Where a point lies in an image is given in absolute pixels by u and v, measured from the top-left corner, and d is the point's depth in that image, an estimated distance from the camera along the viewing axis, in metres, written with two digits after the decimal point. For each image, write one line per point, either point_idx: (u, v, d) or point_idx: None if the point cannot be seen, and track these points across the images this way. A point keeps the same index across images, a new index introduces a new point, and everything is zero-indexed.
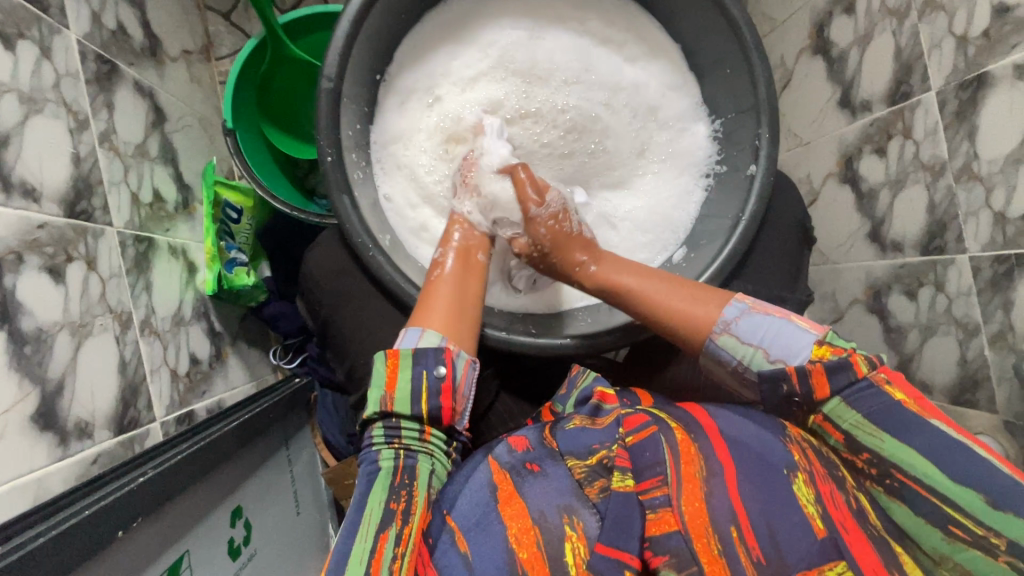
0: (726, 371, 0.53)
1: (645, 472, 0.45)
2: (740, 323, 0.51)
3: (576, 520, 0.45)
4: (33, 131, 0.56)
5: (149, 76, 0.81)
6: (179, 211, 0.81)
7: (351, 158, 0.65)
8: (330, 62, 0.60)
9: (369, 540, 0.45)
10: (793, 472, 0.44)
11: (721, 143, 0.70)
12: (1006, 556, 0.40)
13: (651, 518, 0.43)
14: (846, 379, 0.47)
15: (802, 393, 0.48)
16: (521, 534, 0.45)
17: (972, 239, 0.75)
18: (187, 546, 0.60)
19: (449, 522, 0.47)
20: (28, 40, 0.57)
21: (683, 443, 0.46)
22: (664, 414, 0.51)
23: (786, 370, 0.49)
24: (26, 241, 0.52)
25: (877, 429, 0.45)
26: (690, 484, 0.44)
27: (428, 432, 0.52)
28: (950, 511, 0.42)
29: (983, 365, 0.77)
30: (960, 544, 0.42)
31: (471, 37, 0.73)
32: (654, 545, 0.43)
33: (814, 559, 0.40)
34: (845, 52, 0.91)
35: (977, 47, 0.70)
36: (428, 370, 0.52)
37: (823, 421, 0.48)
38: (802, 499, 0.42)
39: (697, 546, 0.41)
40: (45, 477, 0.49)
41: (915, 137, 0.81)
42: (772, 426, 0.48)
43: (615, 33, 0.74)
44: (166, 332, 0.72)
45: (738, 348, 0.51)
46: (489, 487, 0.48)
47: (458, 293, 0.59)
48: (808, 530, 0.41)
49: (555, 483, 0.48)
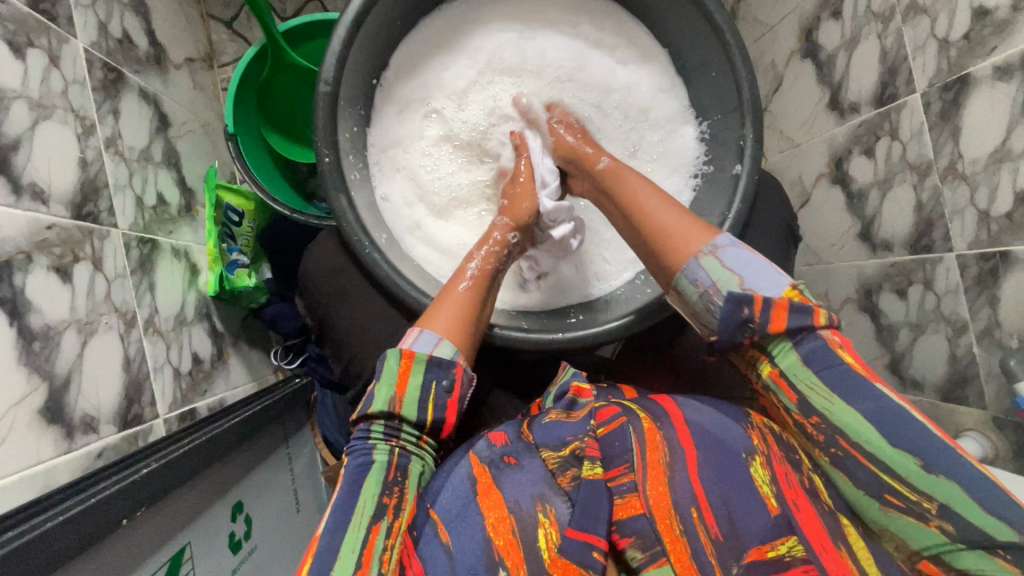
0: (693, 295, 0.51)
1: (615, 460, 0.49)
2: (727, 251, 0.51)
3: (549, 507, 0.48)
4: (41, 136, 0.58)
5: (154, 83, 0.83)
6: (182, 214, 0.83)
7: (348, 160, 0.67)
8: (326, 67, 0.62)
9: (362, 530, 0.46)
10: (751, 457, 0.47)
11: (708, 144, 0.72)
12: (937, 520, 0.41)
13: (619, 503, 0.47)
14: (802, 322, 0.47)
15: (760, 322, 0.47)
16: (497, 522, 0.47)
17: (958, 237, 0.76)
18: (189, 538, 0.61)
19: (432, 514, 0.49)
20: (38, 49, 0.60)
21: (649, 432, 0.50)
22: (635, 406, 0.54)
23: (752, 297, 0.48)
24: (35, 241, 0.54)
25: (826, 390, 0.45)
26: (654, 470, 0.47)
27: (425, 438, 0.54)
28: (887, 479, 0.43)
29: (972, 361, 0.78)
30: (895, 512, 0.43)
31: (462, 45, 0.75)
32: (621, 528, 0.46)
33: (767, 535, 0.43)
34: (833, 55, 0.93)
35: (958, 50, 0.72)
36: (438, 382, 0.54)
37: (776, 376, 0.48)
38: (758, 480, 0.45)
39: (660, 527, 0.45)
40: (52, 468, 0.51)
41: (902, 138, 0.82)
42: (734, 413, 0.52)
43: (606, 36, 0.76)
44: (169, 331, 0.74)
45: (716, 273, 0.50)
46: (469, 480, 0.50)
47: (477, 305, 0.60)
48: (762, 509, 0.44)
49: (530, 474, 0.50)
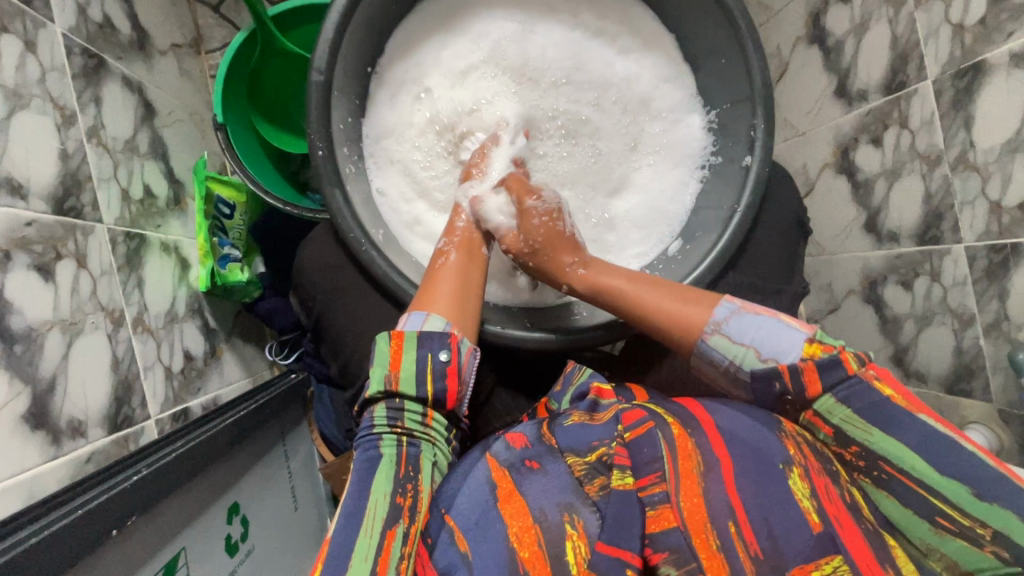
0: (718, 371, 0.53)
1: (644, 468, 0.46)
2: (729, 325, 0.52)
3: (577, 518, 0.45)
4: (18, 127, 0.55)
5: (138, 70, 0.79)
6: (170, 207, 0.80)
7: (343, 152, 0.64)
8: (319, 54, 0.59)
9: (375, 537, 0.45)
10: (790, 467, 0.44)
11: (716, 134, 0.70)
12: (992, 546, 0.41)
13: (650, 515, 0.44)
14: (837, 375, 0.47)
15: (794, 392, 0.48)
16: (522, 533, 0.44)
17: (968, 229, 0.75)
18: (184, 543, 0.60)
19: (448, 521, 0.46)
20: (12, 34, 0.56)
21: (680, 439, 0.47)
22: (662, 410, 0.51)
23: (778, 369, 0.49)
24: (14, 239, 0.51)
25: (866, 424, 0.46)
26: (687, 480, 0.44)
27: (430, 416, 0.53)
28: (939, 504, 0.43)
29: (979, 355, 0.77)
30: (948, 535, 0.43)
31: (464, 29, 0.72)
32: (653, 542, 0.43)
33: (811, 554, 0.40)
34: (841, 41, 0.90)
35: (973, 36, 0.69)
36: (432, 354, 0.53)
37: (812, 417, 0.48)
38: (798, 493, 0.43)
39: (695, 542, 0.42)
40: (38, 476, 0.49)
41: (911, 127, 0.80)
42: (765, 419, 0.48)
43: (608, 24, 0.73)
44: (160, 329, 0.71)
45: (730, 350, 0.51)
46: (488, 485, 0.48)
47: (462, 280, 0.59)
48: (804, 525, 0.41)
49: (555, 481, 0.48)
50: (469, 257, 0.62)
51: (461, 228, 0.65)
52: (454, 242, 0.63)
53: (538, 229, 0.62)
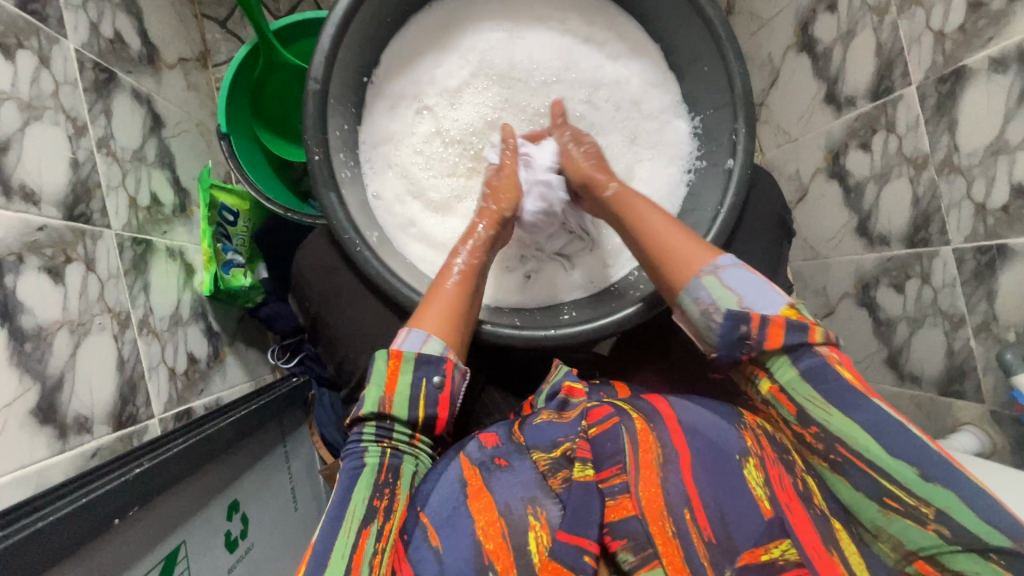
0: (697, 312, 0.54)
1: (605, 462, 0.49)
2: (726, 271, 0.53)
3: (540, 510, 0.47)
4: (32, 138, 0.58)
5: (146, 83, 0.83)
6: (176, 215, 0.83)
7: (339, 158, 0.67)
8: (315, 64, 0.62)
9: (352, 535, 0.46)
10: (745, 458, 0.47)
11: (702, 138, 0.72)
12: (935, 523, 0.42)
13: (610, 505, 0.46)
14: (801, 339, 0.48)
15: (756, 339, 0.49)
16: (487, 526, 0.46)
17: (955, 231, 0.76)
18: (184, 536, 0.61)
19: (422, 518, 0.48)
20: (28, 50, 0.60)
21: (642, 433, 0.50)
22: (627, 405, 0.54)
23: (750, 314, 0.50)
24: (26, 242, 0.54)
25: (826, 403, 0.47)
26: (647, 471, 0.47)
27: (418, 437, 0.55)
28: (886, 483, 0.44)
29: (969, 355, 0.77)
30: (896, 516, 0.44)
31: (453, 44, 0.75)
32: (613, 531, 0.45)
33: (761, 539, 0.43)
34: (829, 49, 0.92)
35: (954, 42, 0.71)
36: (427, 378, 0.55)
37: (775, 391, 0.49)
38: (752, 482, 0.46)
39: (652, 528, 0.44)
40: (45, 468, 0.51)
41: (898, 131, 0.82)
42: (727, 415, 0.52)
43: (597, 31, 0.76)
44: (165, 331, 0.74)
45: (715, 290, 0.52)
46: (459, 482, 0.50)
47: (463, 305, 0.60)
48: (757, 512, 0.44)
49: (520, 477, 0.50)
50: (474, 282, 0.62)
51: (475, 237, 0.65)
52: (465, 263, 0.63)
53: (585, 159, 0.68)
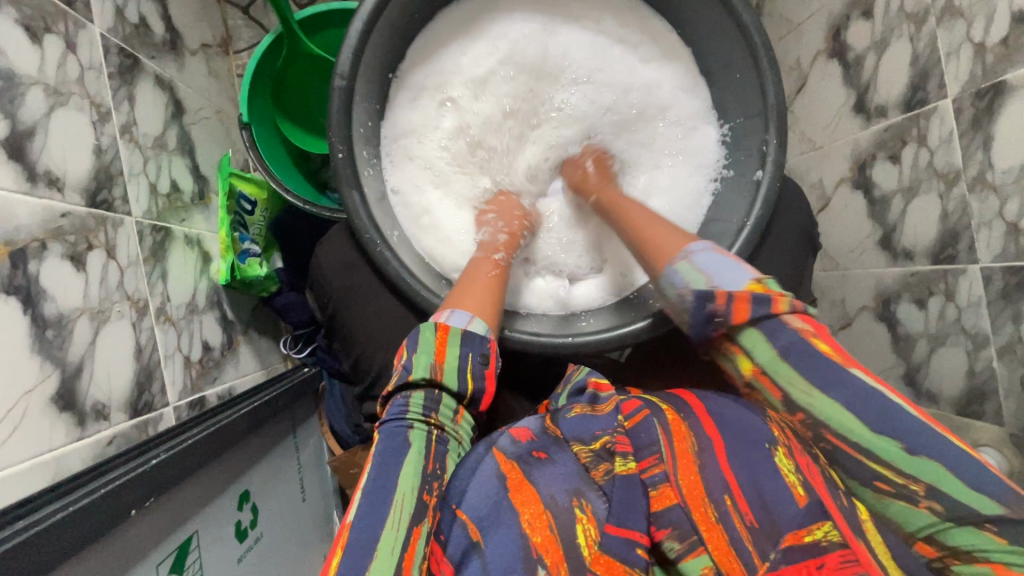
0: (675, 295, 0.57)
1: (643, 451, 0.49)
2: (699, 256, 0.56)
3: (586, 502, 0.47)
4: (57, 124, 0.58)
5: (169, 69, 0.82)
6: (195, 202, 0.83)
7: (363, 155, 0.67)
8: (342, 60, 0.61)
9: (403, 532, 0.45)
10: (774, 445, 0.46)
11: (730, 147, 0.70)
12: (926, 501, 0.43)
13: (653, 495, 0.47)
14: (764, 312, 0.50)
15: (723, 313, 0.51)
16: (534, 519, 0.46)
17: (984, 249, 0.74)
18: (196, 527, 0.62)
19: (460, 515, 0.48)
20: (55, 34, 0.59)
21: (674, 423, 0.50)
22: (658, 400, 0.54)
23: (714, 291, 0.52)
24: (49, 229, 0.54)
25: (809, 386, 0.47)
26: (683, 459, 0.47)
27: (460, 413, 0.55)
28: (876, 466, 0.44)
29: (992, 376, 0.76)
30: (888, 497, 0.44)
31: (483, 31, 0.74)
32: (658, 520, 0.46)
33: (803, 521, 0.42)
34: (861, 56, 0.90)
35: (994, 56, 0.69)
36: (473, 355, 0.56)
37: (759, 375, 0.50)
38: (784, 468, 0.44)
39: (696, 517, 0.45)
40: (64, 456, 0.52)
41: (930, 145, 0.80)
42: (750, 405, 0.51)
43: (630, 32, 0.74)
44: (181, 319, 0.74)
45: (688, 273, 0.55)
46: (498, 477, 0.49)
47: (501, 293, 0.63)
48: (791, 498, 0.43)
49: (563, 468, 0.50)
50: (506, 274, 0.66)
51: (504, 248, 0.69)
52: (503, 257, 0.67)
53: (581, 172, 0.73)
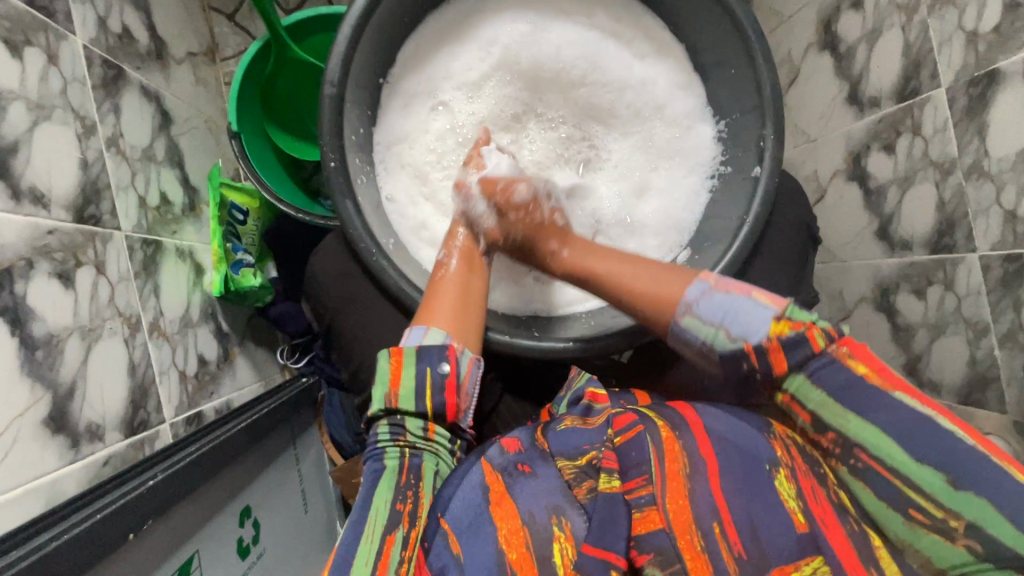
0: (693, 352, 0.52)
1: (631, 471, 0.48)
2: (700, 304, 0.51)
3: (564, 521, 0.46)
4: (41, 138, 0.56)
5: (155, 79, 0.81)
6: (185, 214, 0.81)
7: (355, 161, 0.66)
8: (331, 67, 0.61)
9: (376, 543, 0.45)
10: (775, 468, 0.46)
11: (726, 143, 0.70)
12: (965, 539, 0.40)
13: (636, 517, 0.45)
14: (800, 353, 0.46)
15: (762, 370, 0.48)
16: (510, 534, 0.45)
17: (982, 238, 0.74)
18: (197, 546, 0.61)
19: (443, 524, 0.46)
20: (35, 47, 0.58)
21: (668, 441, 0.49)
22: (653, 412, 0.53)
23: (744, 348, 0.48)
24: (36, 247, 0.53)
25: (843, 409, 0.45)
26: (673, 482, 0.46)
27: (432, 429, 0.53)
28: (913, 494, 0.42)
29: (993, 365, 0.76)
30: (920, 529, 0.42)
31: (473, 35, 0.73)
32: (638, 544, 0.44)
33: (792, 555, 0.41)
34: (853, 48, 0.90)
35: (987, 44, 0.69)
36: (432, 367, 0.53)
37: (789, 401, 0.48)
38: (785, 496, 0.44)
39: (680, 544, 0.43)
40: (58, 479, 0.50)
41: (925, 134, 0.80)
42: (757, 424, 0.50)
43: (624, 27, 0.74)
44: (175, 334, 0.73)
45: (699, 330, 0.51)
46: (481, 488, 0.49)
47: (463, 292, 0.61)
48: (790, 524, 0.42)
49: (545, 483, 0.49)
50: (470, 269, 0.63)
51: (462, 234, 0.66)
52: (455, 250, 0.65)
53: (514, 223, 0.66)
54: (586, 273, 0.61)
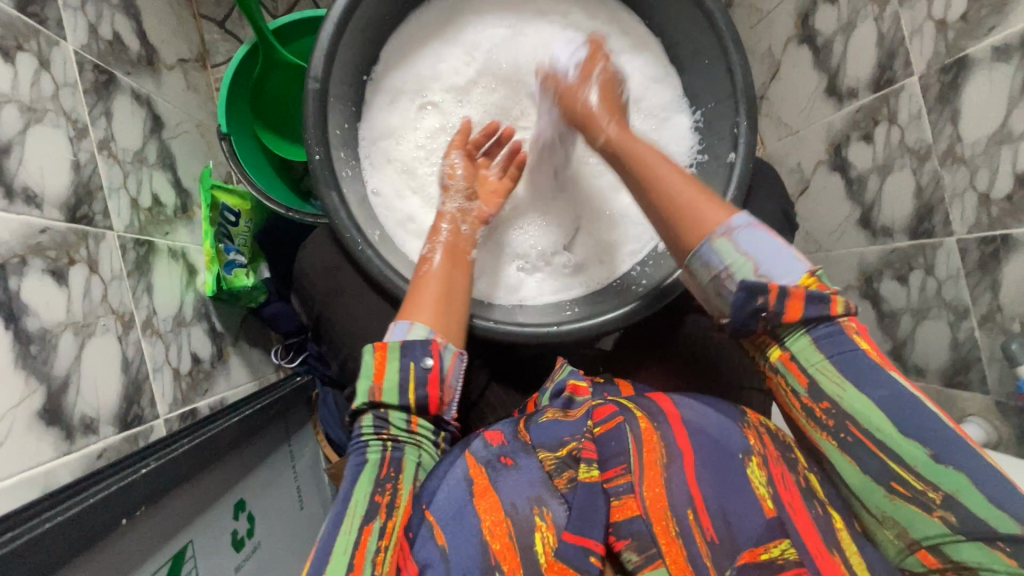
0: (707, 277, 0.51)
1: (610, 461, 0.49)
2: (741, 233, 0.49)
3: (546, 511, 0.48)
4: (33, 140, 0.58)
5: (146, 84, 0.83)
6: (178, 215, 0.83)
7: (340, 157, 0.67)
8: (315, 64, 0.62)
9: (354, 532, 0.47)
10: (748, 457, 0.48)
11: (703, 132, 0.71)
12: (941, 510, 0.42)
13: (615, 505, 0.47)
14: (821, 312, 0.46)
15: (774, 310, 0.47)
16: (494, 526, 0.47)
17: (959, 221, 0.75)
18: (191, 536, 0.62)
19: (428, 516, 0.49)
20: (27, 53, 0.60)
21: (646, 432, 0.50)
22: (631, 404, 0.54)
23: (768, 285, 0.47)
24: (29, 245, 0.54)
25: (840, 376, 0.45)
26: (651, 470, 0.48)
27: (416, 422, 0.54)
28: (894, 467, 0.43)
29: (975, 346, 0.77)
30: (901, 501, 0.43)
31: (456, 37, 0.75)
32: (617, 530, 0.46)
33: (760, 539, 0.44)
34: (830, 40, 0.92)
35: (956, 31, 0.70)
36: (416, 362, 0.54)
37: (786, 360, 0.48)
38: (755, 482, 0.47)
39: (656, 529, 0.45)
40: (53, 469, 0.52)
41: (900, 122, 0.81)
42: (730, 413, 0.53)
43: (600, 24, 0.75)
44: (168, 332, 0.74)
45: (729, 255, 0.49)
46: (464, 480, 0.50)
47: (447, 288, 0.60)
48: (758, 511, 0.45)
49: (527, 476, 0.50)
50: (451, 263, 0.63)
51: (445, 233, 0.66)
52: (438, 246, 0.64)
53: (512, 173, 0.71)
54: (626, 150, 0.58)
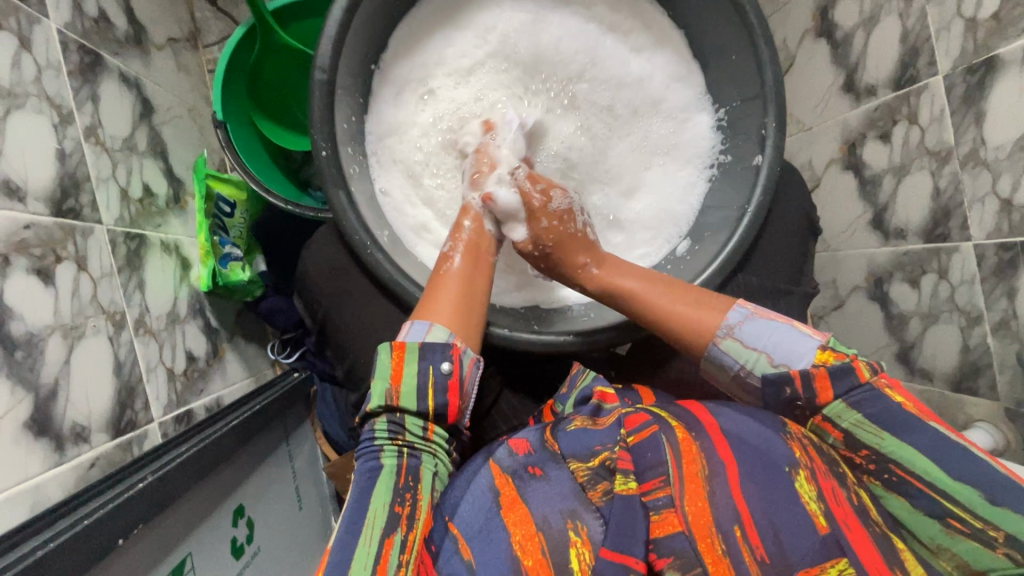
0: (727, 376, 0.54)
1: (648, 473, 0.45)
2: (743, 329, 0.52)
3: (580, 525, 0.45)
4: (14, 128, 0.54)
5: (135, 65, 0.78)
6: (170, 206, 0.79)
7: (347, 153, 0.64)
8: (322, 52, 0.58)
9: (374, 545, 0.44)
10: (796, 470, 0.43)
11: (726, 132, 0.69)
12: (1005, 548, 0.39)
13: (654, 519, 0.43)
14: (848, 384, 0.46)
15: (805, 398, 0.48)
16: (525, 541, 0.44)
17: (976, 226, 0.74)
18: (189, 548, 0.59)
19: (451, 529, 0.46)
20: (6, 31, 0.55)
21: (684, 442, 0.46)
22: (664, 412, 0.50)
23: (790, 374, 0.49)
24: (12, 242, 0.50)
25: (877, 428, 0.45)
26: (692, 484, 0.44)
27: (432, 430, 0.52)
28: (949, 504, 0.42)
29: (986, 352, 0.76)
30: (959, 535, 0.41)
31: (470, 22, 0.71)
32: (657, 547, 0.42)
33: (817, 557, 0.39)
34: (849, 35, 0.89)
35: (986, 30, 0.68)
36: (434, 366, 0.52)
37: (821, 421, 0.47)
38: (804, 496, 0.42)
39: (700, 546, 0.41)
40: (41, 485, 0.49)
41: (921, 123, 0.79)
42: (771, 422, 0.47)
43: (622, 19, 0.72)
44: (161, 331, 0.71)
45: (741, 353, 0.52)
46: (491, 492, 0.48)
47: (467, 288, 0.58)
48: (812, 527, 0.40)
49: (558, 487, 0.48)
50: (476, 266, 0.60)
51: (468, 229, 0.63)
52: (459, 244, 0.62)
53: (547, 235, 0.63)
54: (614, 287, 0.60)
